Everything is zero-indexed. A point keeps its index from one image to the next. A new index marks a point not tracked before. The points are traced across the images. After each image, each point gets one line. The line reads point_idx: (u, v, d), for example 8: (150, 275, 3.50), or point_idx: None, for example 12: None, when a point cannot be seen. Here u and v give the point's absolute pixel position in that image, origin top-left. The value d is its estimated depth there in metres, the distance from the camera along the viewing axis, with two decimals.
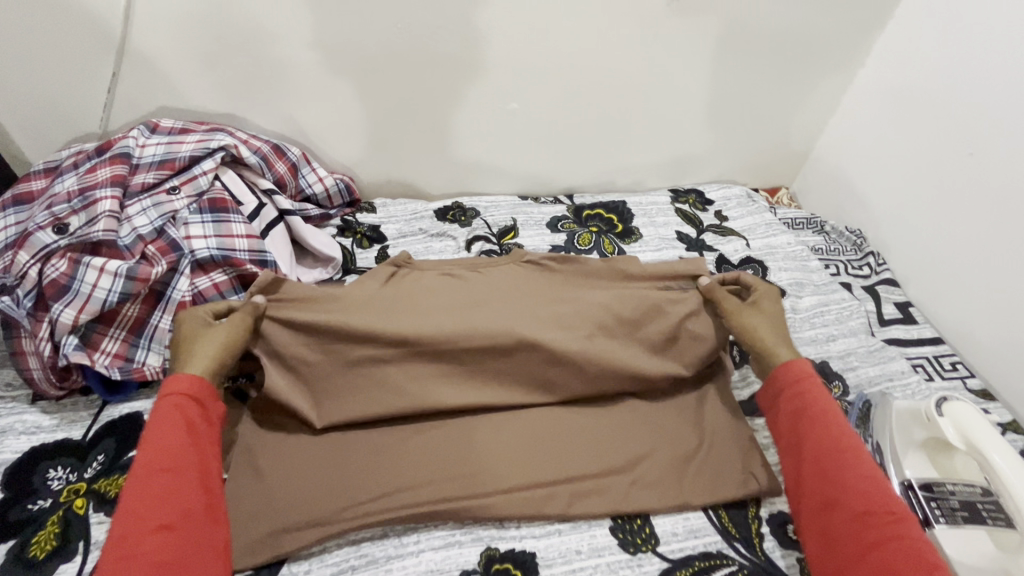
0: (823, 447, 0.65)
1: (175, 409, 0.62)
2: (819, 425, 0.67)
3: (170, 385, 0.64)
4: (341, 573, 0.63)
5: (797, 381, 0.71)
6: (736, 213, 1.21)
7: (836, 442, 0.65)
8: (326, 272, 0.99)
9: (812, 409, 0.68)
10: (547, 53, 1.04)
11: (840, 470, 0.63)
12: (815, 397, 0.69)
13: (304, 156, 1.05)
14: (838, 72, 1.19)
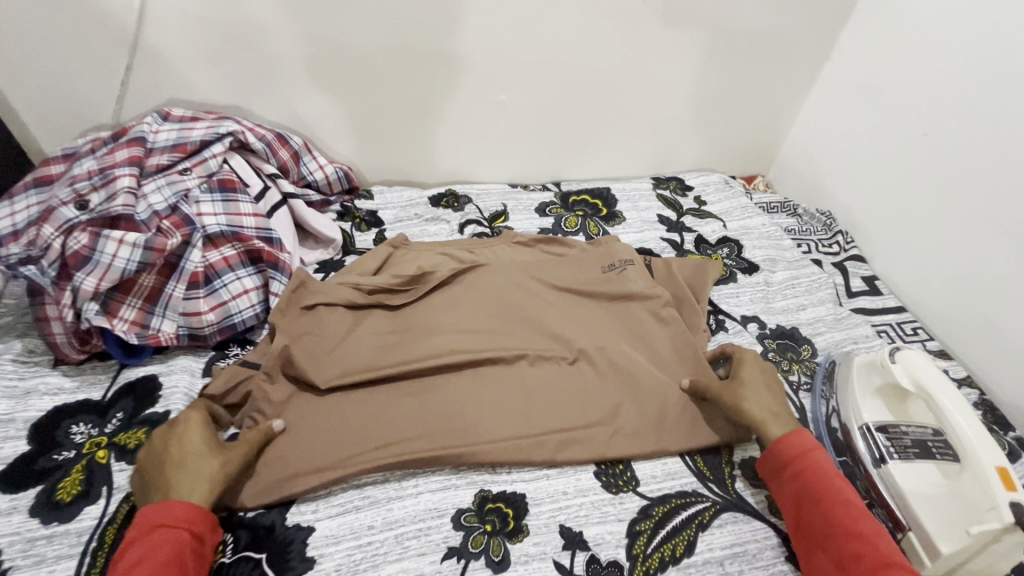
0: (832, 531, 0.61)
1: (168, 540, 0.57)
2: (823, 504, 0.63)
3: (163, 514, 0.59)
4: (346, 512, 0.69)
5: (799, 455, 0.68)
6: (714, 198, 1.28)
7: (849, 525, 0.61)
8: (327, 253, 1.05)
9: (819, 479, 0.65)
10: (533, 49, 1.11)
11: (854, 559, 0.58)
12: (817, 475, 0.66)
13: (305, 146, 1.12)
14: (807, 65, 1.27)
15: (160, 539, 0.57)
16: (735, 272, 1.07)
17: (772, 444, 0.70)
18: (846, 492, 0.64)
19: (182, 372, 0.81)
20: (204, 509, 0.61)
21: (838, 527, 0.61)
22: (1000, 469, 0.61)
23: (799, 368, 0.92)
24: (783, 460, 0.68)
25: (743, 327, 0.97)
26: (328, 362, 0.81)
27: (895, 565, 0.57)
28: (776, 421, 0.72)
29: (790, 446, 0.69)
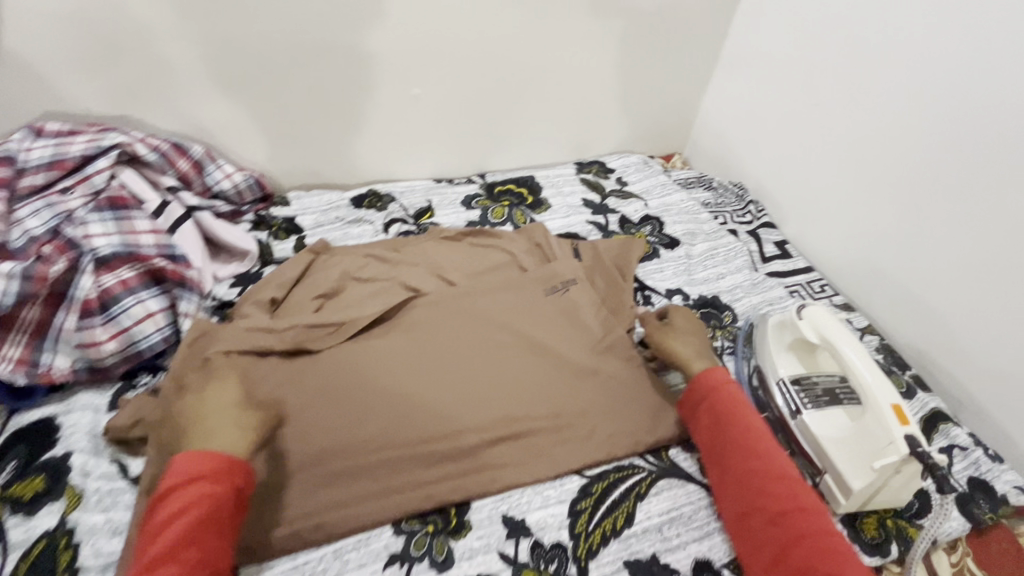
0: (738, 453, 0.67)
1: (188, 493, 0.61)
2: (733, 433, 0.68)
3: (193, 467, 0.62)
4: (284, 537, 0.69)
5: (708, 391, 0.73)
6: (634, 178, 1.32)
7: (753, 447, 0.67)
8: (243, 265, 1.00)
9: (726, 409, 0.70)
10: (443, 40, 1.09)
11: (753, 476, 0.64)
12: (730, 407, 0.70)
13: (208, 152, 1.04)
14: (709, 45, 1.33)
15: (196, 492, 0.61)
16: (658, 248, 1.11)
17: (693, 385, 0.74)
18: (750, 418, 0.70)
19: (84, 410, 0.74)
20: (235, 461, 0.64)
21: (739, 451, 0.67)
22: (894, 406, 0.66)
23: (722, 334, 0.96)
24: (699, 395, 0.73)
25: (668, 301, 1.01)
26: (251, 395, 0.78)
27: (785, 478, 0.64)
28: (701, 361, 0.78)
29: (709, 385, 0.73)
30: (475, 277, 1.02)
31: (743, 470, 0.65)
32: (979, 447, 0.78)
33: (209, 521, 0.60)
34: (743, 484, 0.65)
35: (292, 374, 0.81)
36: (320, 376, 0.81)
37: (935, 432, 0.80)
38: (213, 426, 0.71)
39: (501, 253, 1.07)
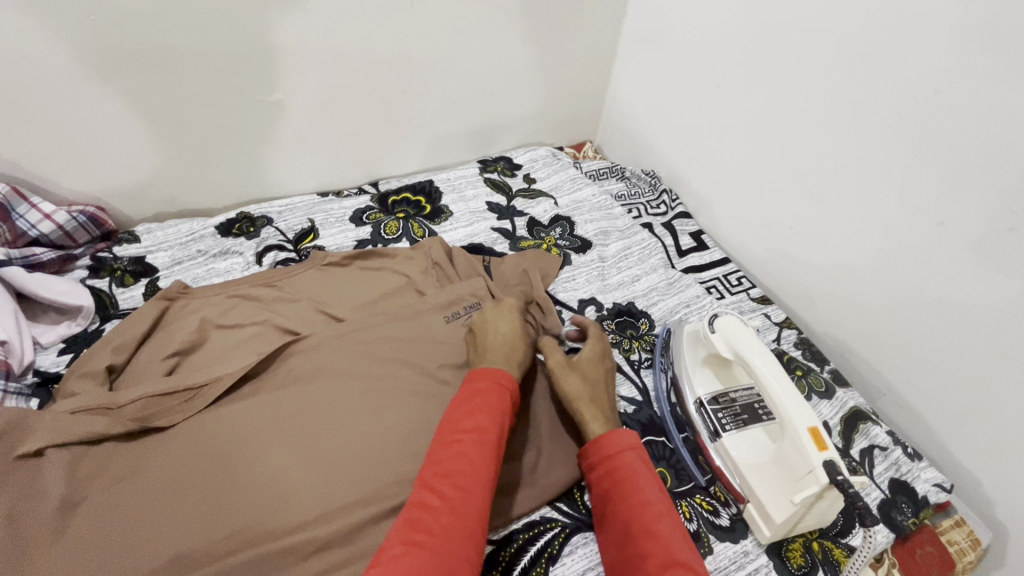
0: (631, 532, 0.57)
1: (492, 397, 0.65)
2: (628, 505, 0.59)
3: (497, 376, 0.68)
4: None
5: (605, 459, 0.63)
6: (543, 174, 1.22)
7: (647, 523, 0.57)
8: (75, 325, 0.83)
9: (625, 480, 0.61)
10: (301, 37, 0.94)
11: (643, 559, 0.55)
12: (631, 476, 0.61)
13: (15, 190, 0.86)
14: (609, 24, 1.23)
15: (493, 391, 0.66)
16: (569, 253, 1.03)
17: (593, 453, 0.64)
18: (651, 490, 0.60)
19: None
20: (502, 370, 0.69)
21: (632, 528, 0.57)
22: (812, 429, 0.60)
23: (639, 345, 0.89)
24: (597, 461, 0.63)
25: (580, 315, 0.93)
26: (79, 497, 0.64)
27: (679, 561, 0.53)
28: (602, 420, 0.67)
29: (614, 451, 0.63)
30: (361, 307, 0.90)
31: (637, 550, 0.56)
32: (898, 446, 0.75)
33: (497, 411, 0.64)
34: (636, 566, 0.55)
35: (131, 465, 0.67)
36: (172, 460, 0.67)
37: (855, 433, 0.77)
38: (50, 538, 0.60)
39: (393, 275, 0.95)
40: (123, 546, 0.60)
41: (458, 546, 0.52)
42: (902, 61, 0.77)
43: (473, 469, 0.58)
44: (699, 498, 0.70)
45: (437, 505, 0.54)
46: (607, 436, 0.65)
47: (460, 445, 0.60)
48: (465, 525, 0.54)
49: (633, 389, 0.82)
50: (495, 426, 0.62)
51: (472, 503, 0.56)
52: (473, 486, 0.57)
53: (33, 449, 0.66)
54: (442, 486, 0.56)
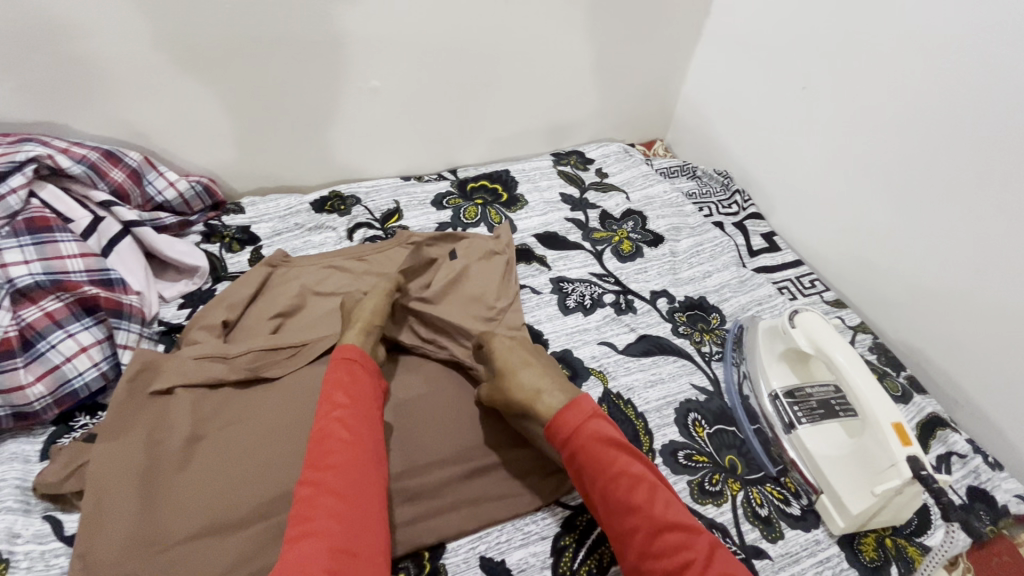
0: (612, 510, 0.57)
1: (347, 375, 0.65)
2: (599, 484, 0.58)
3: (343, 353, 0.68)
4: None
5: (569, 436, 0.60)
6: (615, 169, 1.24)
7: (624, 499, 0.56)
8: (192, 283, 0.91)
9: (592, 456, 0.58)
10: (401, 27, 1.00)
11: (632, 534, 0.55)
12: (590, 450, 0.59)
13: (146, 160, 0.95)
14: (690, 24, 1.25)
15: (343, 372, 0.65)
16: (641, 246, 1.05)
17: (551, 437, 0.61)
18: (621, 460, 0.58)
19: (11, 462, 0.67)
20: (348, 344, 0.69)
21: (613, 503, 0.57)
22: (896, 425, 0.62)
23: (710, 338, 0.91)
24: (560, 441, 0.60)
25: (652, 305, 0.95)
26: (200, 433, 0.71)
27: (666, 529, 0.54)
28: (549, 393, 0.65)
29: (565, 427, 0.60)
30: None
31: (624, 526, 0.56)
32: (978, 455, 0.75)
33: (352, 387, 0.64)
34: (627, 538, 0.56)
35: (244, 407, 0.75)
36: (281, 408, 0.74)
37: (932, 439, 0.77)
38: (181, 465, 0.67)
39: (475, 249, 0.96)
40: (246, 478, 0.67)
41: (346, 522, 0.53)
42: (1008, 66, 0.76)
43: (342, 448, 0.58)
44: (769, 487, 0.72)
45: (315, 492, 0.55)
46: (566, 411, 0.61)
47: (323, 433, 0.60)
48: (352, 500, 0.55)
49: (704, 379, 0.85)
50: (355, 402, 0.63)
51: (356, 478, 0.57)
52: (346, 465, 0.57)
53: (163, 387, 0.73)
54: (316, 472, 0.56)
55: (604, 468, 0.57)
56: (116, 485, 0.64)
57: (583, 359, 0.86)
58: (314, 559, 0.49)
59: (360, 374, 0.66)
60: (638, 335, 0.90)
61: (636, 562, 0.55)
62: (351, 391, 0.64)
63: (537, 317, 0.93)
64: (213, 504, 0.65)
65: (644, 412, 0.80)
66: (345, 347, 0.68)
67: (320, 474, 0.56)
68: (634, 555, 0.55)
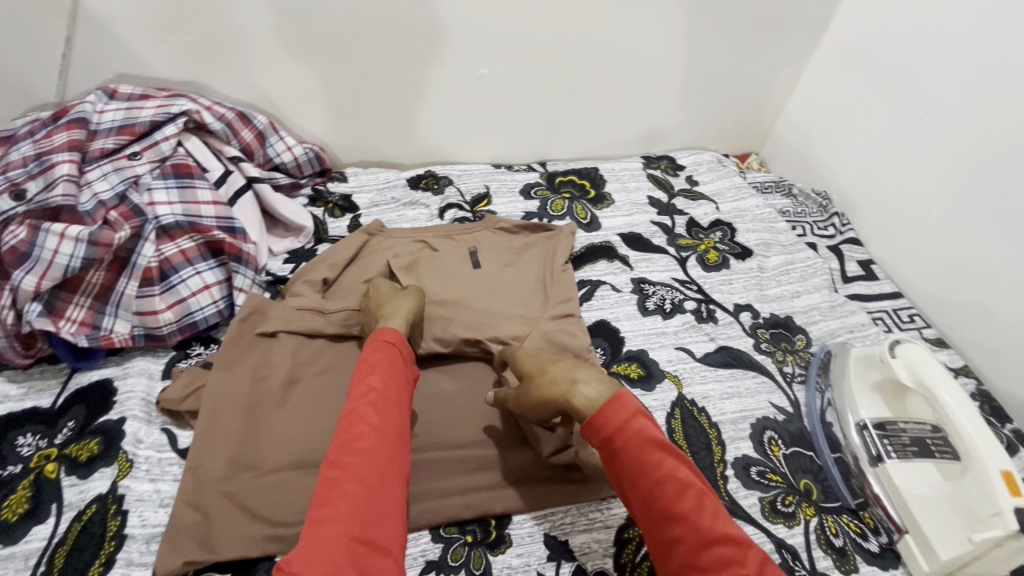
0: (654, 516, 0.53)
1: (384, 359, 0.65)
2: (636, 486, 0.54)
3: (385, 337, 0.68)
4: None
5: (610, 436, 0.56)
6: (706, 177, 1.22)
7: (668, 506, 0.52)
8: (298, 241, 0.99)
9: (634, 458, 0.54)
10: (516, 18, 1.03)
11: (676, 543, 0.52)
12: (633, 451, 0.54)
13: (271, 124, 1.02)
14: (805, 37, 1.20)
15: (382, 356, 0.65)
16: (728, 257, 1.03)
17: (587, 436, 0.58)
18: (666, 463, 0.53)
19: (139, 376, 0.75)
20: (387, 328, 0.69)
21: (656, 509, 0.53)
22: (1004, 473, 0.59)
23: (793, 359, 0.88)
24: (600, 440, 0.56)
25: (735, 318, 0.93)
26: (295, 380, 0.76)
27: (714, 540, 0.49)
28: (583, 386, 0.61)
29: (602, 425, 0.56)
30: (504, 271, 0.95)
31: (667, 536, 0.52)
32: None
33: (388, 373, 0.64)
34: (669, 548, 0.52)
35: (335, 362, 0.79)
36: None
37: None
38: (277, 408, 0.73)
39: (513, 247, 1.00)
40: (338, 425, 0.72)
41: (369, 510, 0.51)
42: None
43: (372, 431, 0.57)
44: (846, 518, 0.69)
45: (341, 475, 0.53)
46: (605, 408, 0.57)
47: (357, 415, 0.58)
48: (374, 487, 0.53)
49: (784, 399, 0.82)
50: (388, 388, 0.62)
51: (381, 467, 0.55)
52: (373, 450, 0.56)
53: (268, 331, 0.79)
54: (344, 455, 0.55)
55: (641, 471, 0.53)
56: (224, 411, 0.71)
57: (659, 362, 0.86)
58: (332, 545, 0.47)
59: (398, 362, 0.66)
60: (718, 346, 0.89)
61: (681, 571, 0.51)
62: (386, 377, 0.63)
63: (616, 314, 0.93)
64: (308, 443, 0.70)
65: (718, 422, 0.79)
66: (383, 330, 0.68)
67: (346, 456, 0.55)
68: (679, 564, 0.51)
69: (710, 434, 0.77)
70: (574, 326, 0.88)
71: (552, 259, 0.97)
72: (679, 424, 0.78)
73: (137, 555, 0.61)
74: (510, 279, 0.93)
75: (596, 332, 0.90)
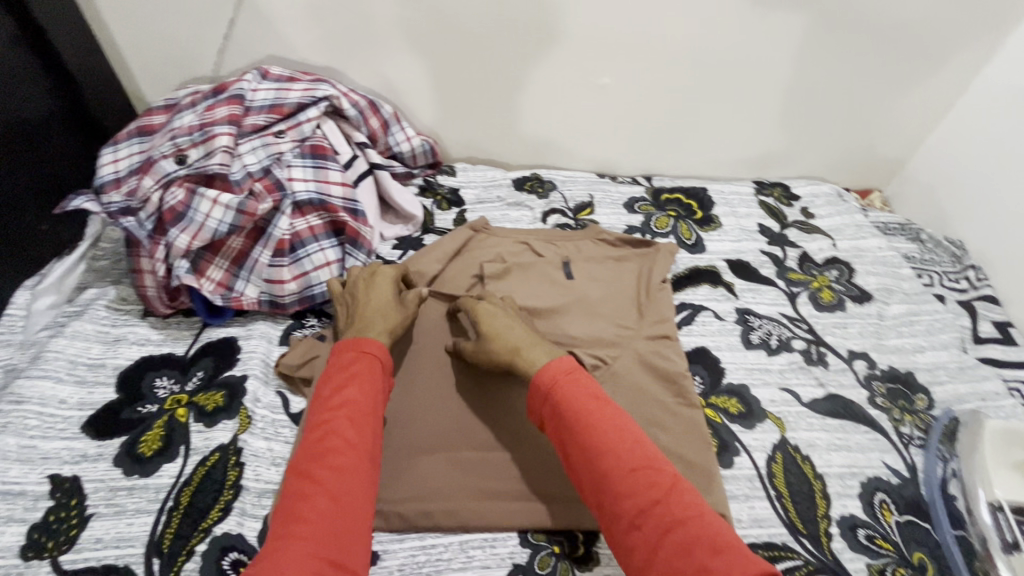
0: (592, 458, 0.57)
1: (364, 368, 0.64)
2: (581, 444, 0.58)
3: (365, 344, 0.66)
4: (422, 535, 0.65)
5: (552, 383, 0.63)
6: (824, 211, 1.15)
7: (602, 444, 0.57)
8: (407, 229, 1.02)
9: (572, 401, 0.61)
10: (650, 29, 1.02)
11: (610, 479, 0.56)
12: (573, 398, 0.61)
13: (396, 114, 1.06)
14: (958, 71, 1.11)
15: (363, 364, 0.64)
16: (845, 299, 0.97)
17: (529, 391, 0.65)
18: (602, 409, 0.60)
19: (260, 339, 0.81)
20: (367, 335, 0.67)
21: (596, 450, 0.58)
22: None
23: (911, 420, 0.81)
24: (543, 388, 0.63)
25: (849, 366, 0.87)
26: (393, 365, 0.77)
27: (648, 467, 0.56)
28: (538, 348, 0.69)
29: (546, 378, 0.63)
30: (599, 284, 0.93)
31: (611, 491, 0.55)
32: None
33: (366, 383, 0.63)
34: (616, 504, 0.55)
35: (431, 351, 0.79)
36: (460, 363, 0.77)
37: None
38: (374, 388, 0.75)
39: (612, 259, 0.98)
40: (430, 416, 0.72)
41: (343, 525, 0.52)
42: None
43: (346, 448, 0.56)
44: None
45: (315, 493, 0.53)
46: (546, 367, 0.65)
47: (331, 430, 0.57)
48: (348, 507, 0.53)
49: (899, 462, 0.76)
50: (366, 400, 0.61)
51: (355, 487, 0.55)
52: (347, 467, 0.55)
53: None
54: (317, 470, 0.54)
55: (583, 425, 0.59)
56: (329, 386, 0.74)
57: (761, 400, 0.82)
58: (307, 559, 0.47)
59: (378, 371, 0.65)
60: (828, 393, 0.83)
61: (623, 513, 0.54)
62: (364, 387, 0.62)
63: (718, 343, 0.89)
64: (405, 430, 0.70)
65: (824, 475, 0.74)
66: (364, 340, 0.66)
67: (320, 474, 0.54)
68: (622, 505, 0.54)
69: (815, 485, 0.73)
70: (670, 349, 0.83)
71: (650, 275, 0.93)
72: (781, 469, 0.74)
73: (250, 507, 0.65)
74: (605, 291, 0.91)
75: (696, 359, 0.87)
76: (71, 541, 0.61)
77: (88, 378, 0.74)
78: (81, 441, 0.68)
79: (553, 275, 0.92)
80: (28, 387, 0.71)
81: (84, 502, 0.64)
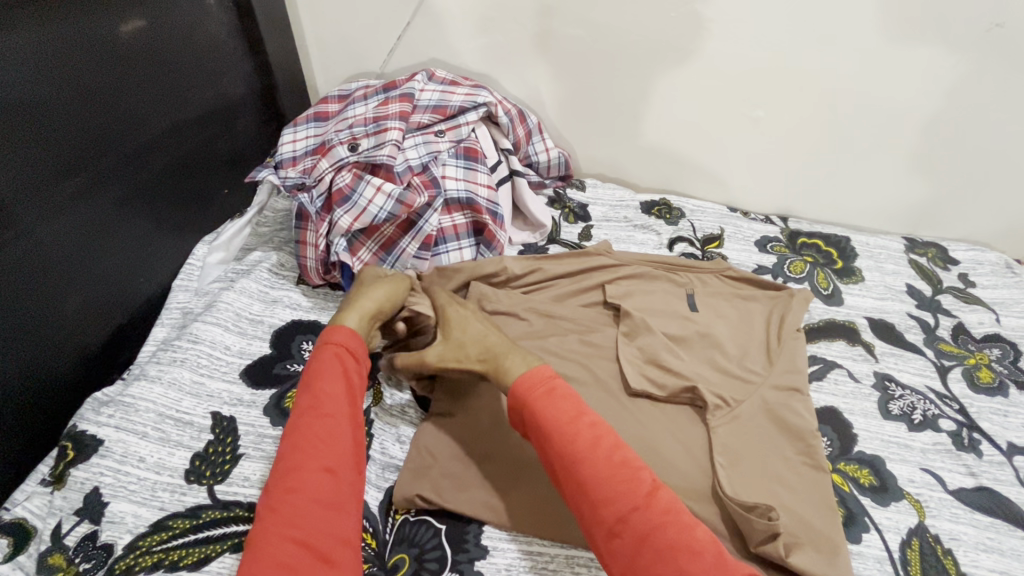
0: (571, 466, 0.58)
1: (328, 369, 0.65)
2: (560, 453, 0.59)
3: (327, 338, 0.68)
4: (530, 540, 0.65)
5: (534, 391, 0.63)
6: (987, 281, 1.05)
7: (584, 452, 0.58)
8: (533, 237, 1.04)
9: (558, 408, 0.61)
10: (819, 66, 0.98)
11: (590, 489, 0.56)
12: (555, 406, 0.62)
13: (539, 126, 1.09)
14: None
15: (326, 365, 0.66)
16: (1007, 383, 0.87)
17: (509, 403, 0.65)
18: (587, 415, 0.61)
19: None
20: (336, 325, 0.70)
21: (580, 457, 0.58)
22: None
23: None
24: (524, 396, 0.63)
25: (1007, 459, 0.78)
26: None
27: (631, 467, 0.57)
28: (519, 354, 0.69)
29: (521, 388, 0.64)
30: (724, 320, 0.89)
31: (589, 499, 0.56)
32: None
33: (326, 382, 0.64)
34: (594, 513, 0.56)
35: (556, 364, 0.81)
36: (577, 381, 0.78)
37: None
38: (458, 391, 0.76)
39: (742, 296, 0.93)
40: None
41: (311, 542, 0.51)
42: None
43: (308, 459, 0.57)
44: None
45: (274, 517, 0.52)
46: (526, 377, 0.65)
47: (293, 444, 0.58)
48: (314, 524, 0.52)
49: None
50: (323, 402, 0.61)
51: (322, 499, 0.54)
52: (307, 481, 0.55)
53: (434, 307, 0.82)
54: (278, 491, 0.54)
55: (560, 436, 0.59)
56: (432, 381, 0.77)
57: (898, 477, 0.75)
58: None
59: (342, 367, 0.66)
60: (979, 485, 0.75)
61: (606, 524, 0.54)
62: (323, 388, 0.63)
63: (851, 406, 0.83)
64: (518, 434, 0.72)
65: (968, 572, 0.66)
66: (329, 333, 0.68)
67: (280, 496, 0.54)
68: (603, 516, 0.55)
69: None
70: (800, 403, 0.77)
71: (785, 321, 0.87)
72: (917, 557, 0.67)
73: (375, 477, 0.70)
74: (731, 330, 0.88)
75: (823, 417, 0.81)
76: (224, 474, 0.68)
77: (249, 330, 0.83)
78: (239, 386, 0.77)
79: (675, 303, 0.90)
80: (202, 330, 0.81)
81: (237, 442, 0.71)
